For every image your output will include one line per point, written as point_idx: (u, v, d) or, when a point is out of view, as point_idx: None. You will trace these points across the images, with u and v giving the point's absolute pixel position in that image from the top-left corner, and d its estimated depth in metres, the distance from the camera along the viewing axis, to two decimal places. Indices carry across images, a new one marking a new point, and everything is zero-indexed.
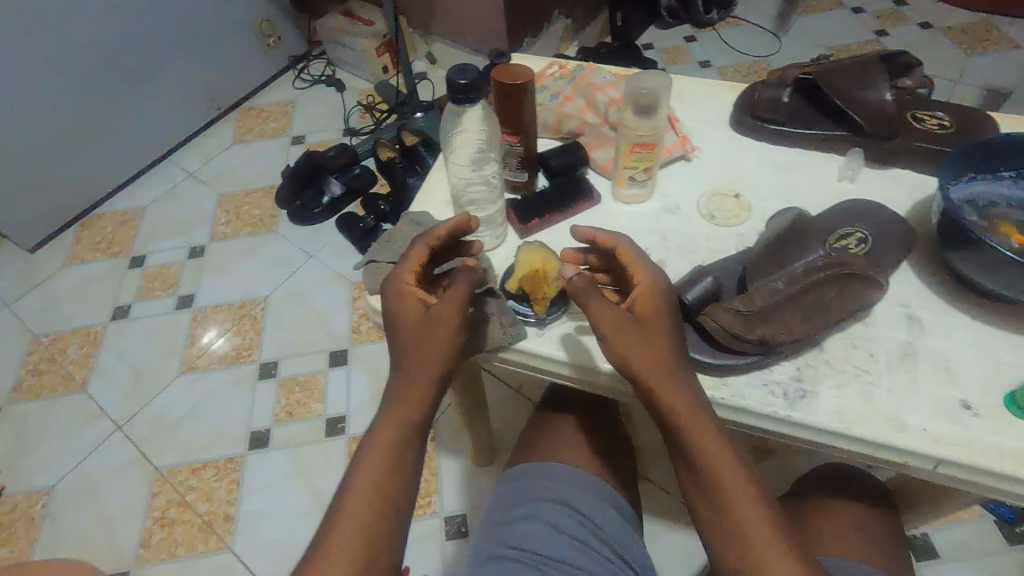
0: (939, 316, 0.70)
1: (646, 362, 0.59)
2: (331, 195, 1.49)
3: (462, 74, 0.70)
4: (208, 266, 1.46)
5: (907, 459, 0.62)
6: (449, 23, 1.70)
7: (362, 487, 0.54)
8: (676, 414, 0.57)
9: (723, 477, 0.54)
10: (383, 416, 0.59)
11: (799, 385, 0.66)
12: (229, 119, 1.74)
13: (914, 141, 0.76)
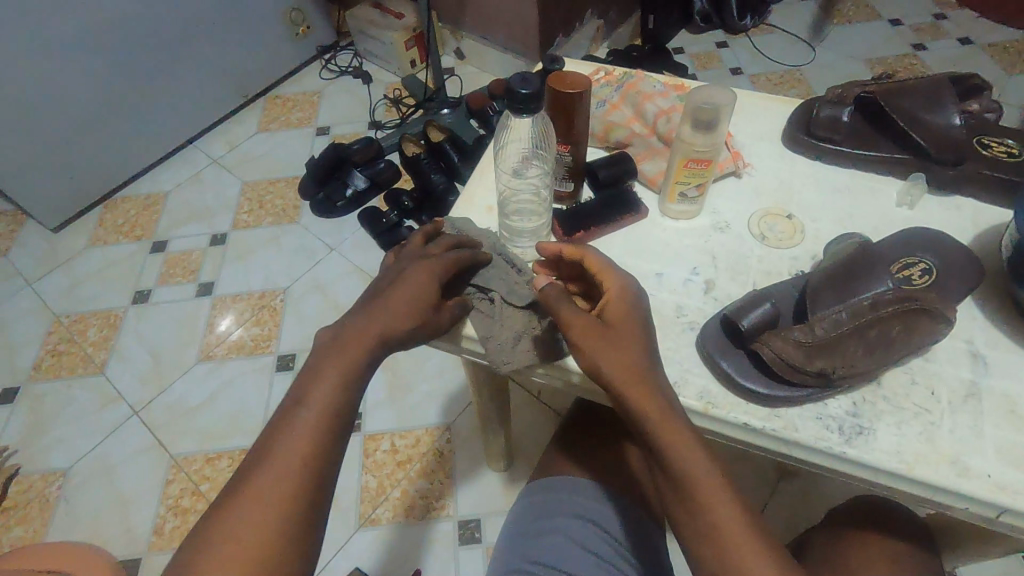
0: (1009, 355, 0.51)
1: (618, 371, 0.48)
2: (354, 188, 1.54)
3: (520, 81, 0.52)
4: (231, 252, 1.54)
5: (990, 511, 0.45)
6: (480, 17, 1.74)
7: (252, 534, 0.42)
8: (673, 446, 0.46)
9: (730, 531, 0.44)
10: (307, 388, 0.49)
11: (851, 419, 0.49)
12: (254, 107, 1.88)
13: (983, 169, 0.60)
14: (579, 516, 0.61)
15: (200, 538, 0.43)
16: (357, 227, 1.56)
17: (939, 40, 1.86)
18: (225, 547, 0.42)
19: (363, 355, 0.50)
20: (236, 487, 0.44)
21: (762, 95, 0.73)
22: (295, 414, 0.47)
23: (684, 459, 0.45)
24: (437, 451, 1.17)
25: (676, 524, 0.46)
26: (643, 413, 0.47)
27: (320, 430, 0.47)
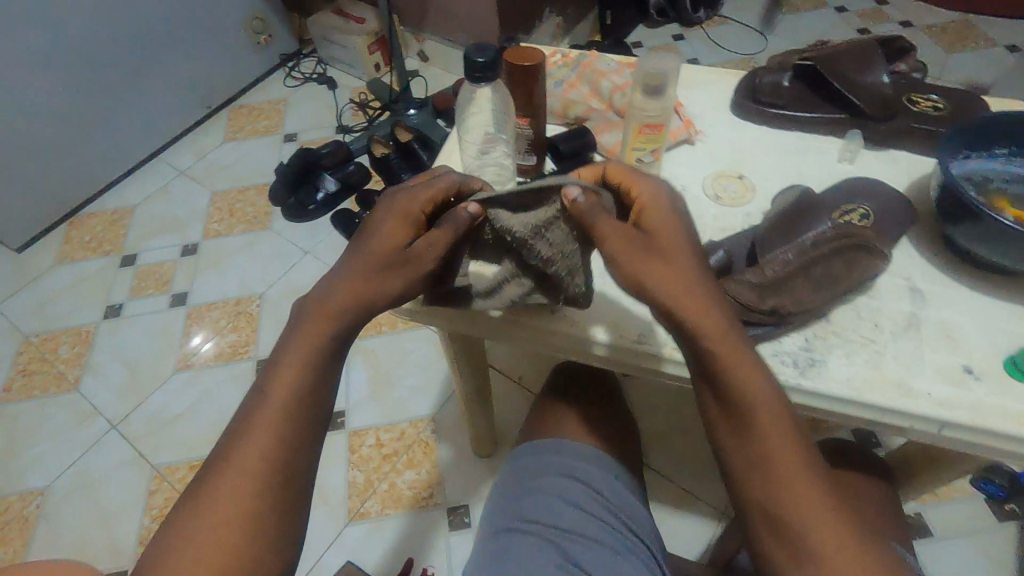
0: (945, 289, 0.56)
1: (667, 283, 0.48)
2: (325, 190, 1.56)
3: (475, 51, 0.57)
4: (204, 261, 1.53)
5: (934, 426, 0.49)
6: (442, 19, 1.76)
7: (229, 510, 0.43)
8: (730, 371, 0.47)
9: (778, 453, 0.45)
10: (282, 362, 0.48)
11: (807, 354, 0.52)
12: (219, 117, 1.88)
13: (912, 124, 0.64)
14: (564, 472, 0.63)
15: (178, 517, 0.43)
16: (330, 230, 1.56)
17: (881, 24, 1.94)
18: (203, 529, 0.42)
19: (342, 315, 0.50)
20: (214, 465, 0.45)
21: (711, 69, 0.77)
22: (270, 387, 0.47)
23: (744, 379, 0.47)
24: (422, 442, 1.18)
25: (725, 448, 0.47)
26: (700, 330, 0.47)
27: (296, 408, 0.47)
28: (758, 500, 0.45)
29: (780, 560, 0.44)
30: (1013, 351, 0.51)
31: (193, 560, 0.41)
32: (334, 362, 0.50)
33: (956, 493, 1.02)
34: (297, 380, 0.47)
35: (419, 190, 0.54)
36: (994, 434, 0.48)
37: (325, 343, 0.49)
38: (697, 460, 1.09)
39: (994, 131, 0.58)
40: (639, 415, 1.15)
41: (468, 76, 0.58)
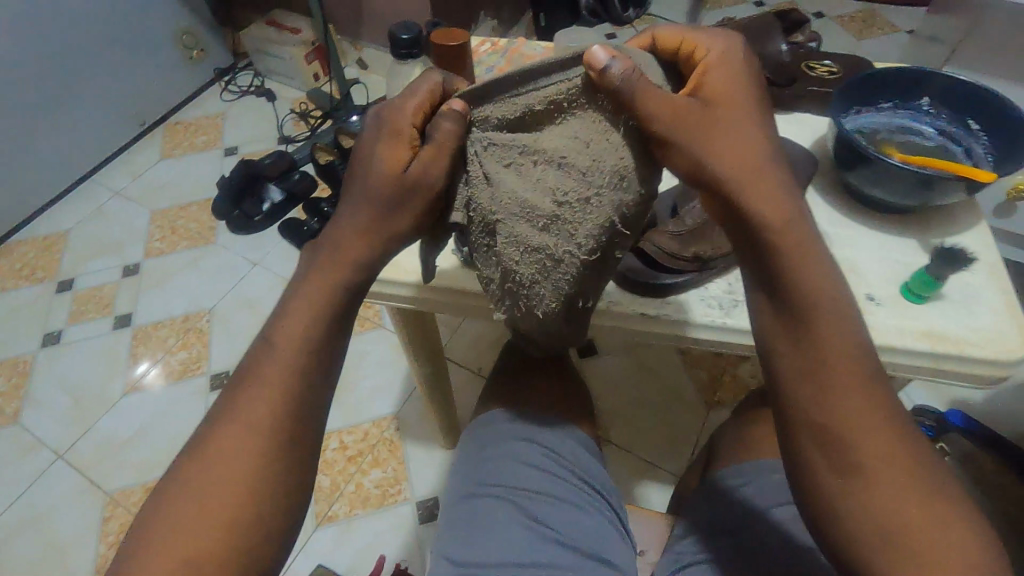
0: (847, 231, 0.62)
1: (726, 160, 0.46)
2: (271, 202, 1.55)
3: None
4: (147, 281, 1.48)
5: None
6: (378, 25, 1.77)
7: (232, 472, 0.43)
8: (788, 256, 0.46)
9: (833, 355, 0.44)
10: (285, 316, 0.47)
11: (730, 296, 0.62)
12: (154, 135, 1.83)
13: (810, 87, 0.71)
14: (518, 439, 0.65)
15: (183, 465, 0.45)
16: (279, 240, 1.54)
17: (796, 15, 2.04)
18: (206, 486, 0.43)
19: (350, 268, 0.48)
20: (215, 427, 0.45)
21: None
22: (271, 349, 0.46)
23: (796, 271, 0.46)
24: (386, 440, 1.18)
25: (776, 359, 0.46)
26: (762, 213, 0.46)
27: (296, 371, 0.46)
28: (806, 415, 0.45)
29: (824, 476, 0.44)
30: (907, 279, 0.59)
31: (196, 516, 0.42)
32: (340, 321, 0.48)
33: None
34: (299, 340, 0.46)
35: (404, 101, 0.49)
36: (895, 350, 0.55)
37: (331, 295, 0.47)
38: (655, 430, 1.14)
39: (875, 89, 0.66)
40: (597, 393, 1.19)
41: None
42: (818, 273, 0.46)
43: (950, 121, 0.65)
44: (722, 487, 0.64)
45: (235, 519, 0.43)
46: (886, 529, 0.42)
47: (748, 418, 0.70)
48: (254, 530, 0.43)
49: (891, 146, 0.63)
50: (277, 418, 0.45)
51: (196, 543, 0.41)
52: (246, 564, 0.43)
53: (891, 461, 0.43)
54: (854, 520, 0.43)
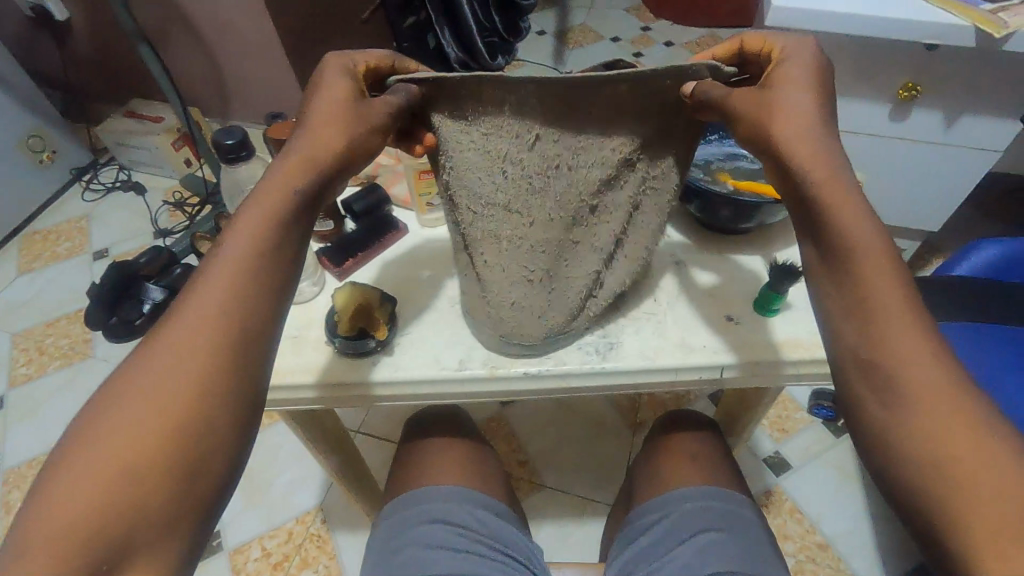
0: (700, 258, 0.69)
1: (792, 117, 0.45)
2: (150, 301, 1.41)
3: (223, 134, 0.59)
4: (15, 414, 1.32)
5: (716, 373, 0.60)
6: (246, 105, 1.71)
7: (145, 429, 0.36)
8: (838, 212, 0.42)
9: (882, 292, 0.39)
10: (213, 255, 0.42)
11: (605, 338, 0.62)
12: (9, 249, 1.67)
13: None
14: (433, 522, 0.61)
15: (73, 434, 0.36)
16: None
17: (649, 47, 2.12)
18: (138, 410, 0.36)
19: (284, 198, 0.45)
20: (148, 351, 0.39)
21: None
22: (218, 261, 0.42)
23: (851, 226, 0.41)
24: (313, 537, 1.10)
25: (819, 298, 0.43)
26: (807, 167, 0.43)
27: (246, 283, 0.41)
28: (850, 345, 0.40)
29: (862, 398, 0.39)
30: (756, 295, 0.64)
31: (119, 447, 0.35)
32: (273, 260, 0.43)
33: (799, 423, 1.19)
34: (227, 281, 0.41)
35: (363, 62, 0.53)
36: (762, 363, 0.60)
37: (283, 205, 0.44)
38: (588, 465, 1.14)
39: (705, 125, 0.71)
40: (524, 439, 1.19)
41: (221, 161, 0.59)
42: (862, 227, 0.41)
43: None
44: (642, 524, 0.65)
45: (169, 449, 0.36)
46: (931, 455, 0.35)
47: (652, 452, 0.72)
48: (190, 465, 0.36)
49: (724, 173, 0.69)
50: (225, 332, 0.40)
51: (124, 476, 0.35)
52: (177, 507, 0.36)
53: (930, 387, 0.37)
54: (896, 449, 0.37)
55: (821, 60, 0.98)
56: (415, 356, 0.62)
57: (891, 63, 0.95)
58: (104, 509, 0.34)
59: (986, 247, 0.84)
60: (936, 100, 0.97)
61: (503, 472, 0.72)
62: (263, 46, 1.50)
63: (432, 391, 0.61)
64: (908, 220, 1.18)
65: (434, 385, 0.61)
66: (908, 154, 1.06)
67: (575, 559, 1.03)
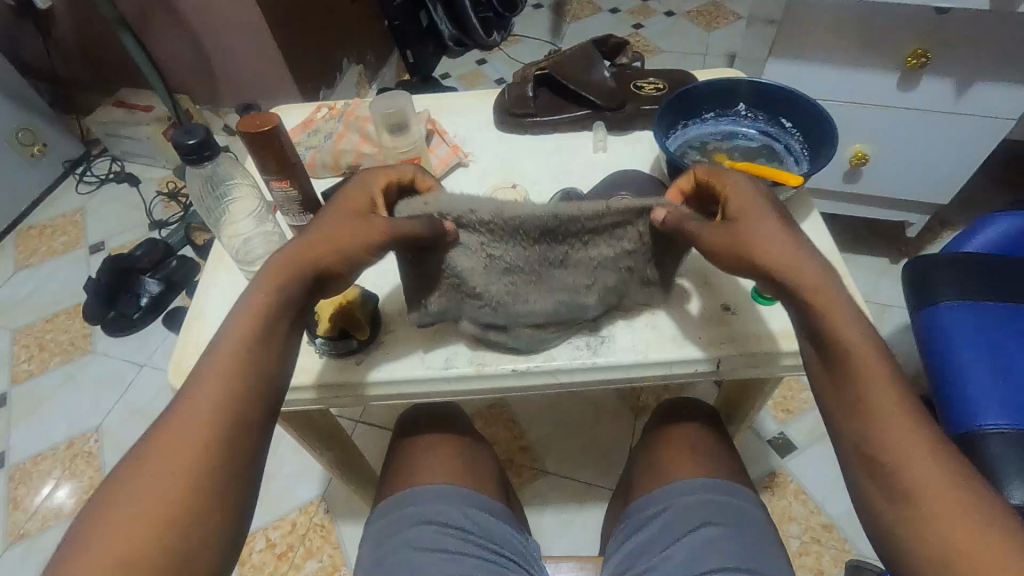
0: None
1: (781, 261, 0.45)
2: (149, 294, 1.42)
3: (183, 133, 0.55)
4: (18, 411, 1.33)
5: (713, 365, 0.58)
6: (234, 91, 1.67)
7: (163, 491, 0.38)
8: (868, 373, 0.42)
9: (881, 407, 0.41)
10: (221, 338, 0.44)
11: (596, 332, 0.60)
12: (5, 246, 1.66)
13: (642, 105, 0.76)
14: (425, 522, 0.60)
15: (111, 487, 0.39)
16: (164, 334, 1.42)
17: (649, 17, 2.05)
18: (156, 480, 0.39)
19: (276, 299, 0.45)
20: (153, 438, 0.41)
21: (478, 96, 0.84)
22: (221, 338, 0.44)
23: (841, 328, 0.43)
24: (317, 527, 1.11)
25: (816, 389, 0.45)
26: (785, 272, 0.44)
27: (247, 349, 0.43)
28: (851, 439, 0.42)
29: (873, 499, 0.41)
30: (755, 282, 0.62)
31: (132, 528, 0.37)
32: (276, 343, 0.45)
33: (805, 404, 1.16)
34: (237, 357, 0.43)
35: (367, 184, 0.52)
36: (758, 356, 0.57)
37: (282, 288, 0.45)
38: (588, 451, 1.13)
39: (697, 104, 0.70)
40: (525, 426, 1.18)
41: (183, 160, 0.55)
42: (884, 386, 0.42)
43: (767, 121, 0.70)
44: (638, 520, 0.64)
45: (193, 491, 0.39)
46: (950, 540, 0.37)
47: (651, 444, 0.71)
48: (203, 539, 0.38)
49: (722, 155, 0.67)
50: (236, 411, 0.42)
51: (146, 530, 0.37)
52: (209, 535, 0.39)
53: (922, 465, 0.40)
54: (918, 544, 0.39)
55: (825, 28, 0.93)
56: (401, 354, 0.60)
57: (899, 28, 0.90)
58: (141, 537, 0.37)
59: (1001, 221, 0.80)
60: (947, 66, 0.92)
61: (495, 466, 0.71)
62: (249, 30, 1.46)
63: (418, 387, 0.59)
64: (916, 193, 1.14)
65: (418, 380, 0.59)
66: (920, 126, 1.02)
67: (576, 545, 1.03)
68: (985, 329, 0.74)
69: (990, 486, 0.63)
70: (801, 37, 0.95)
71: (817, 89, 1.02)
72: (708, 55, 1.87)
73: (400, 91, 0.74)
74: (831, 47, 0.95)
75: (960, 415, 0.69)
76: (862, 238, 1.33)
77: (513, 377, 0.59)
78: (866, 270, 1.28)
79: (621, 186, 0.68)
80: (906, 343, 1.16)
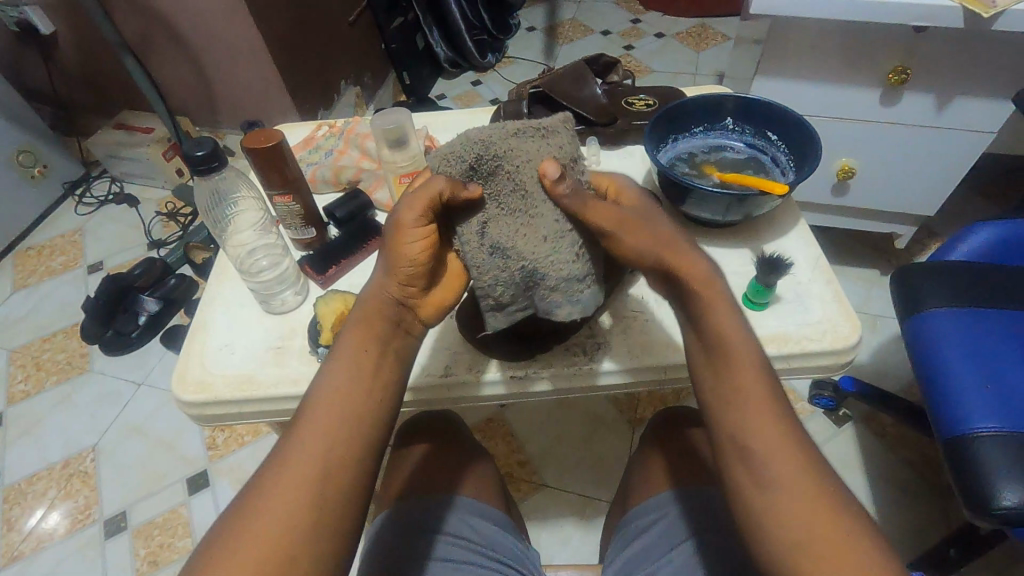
0: None
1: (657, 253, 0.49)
2: (149, 313, 1.42)
3: (193, 145, 0.57)
4: (13, 432, 1.32)
5: None
6: (234, 113, 1.70)
7: (265, 539, 0.40)
8: (734, 381, 0.47)
9: (759, 421, 0.45)
10: (327, 384, 0.47)
11: (594, 338, 0.62)
12: (3, 267, 1.66)
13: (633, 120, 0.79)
14: (438, 537, 0.60)
15: (219, 534, 0.41)
16: (162, 352, 1.43)
17: (640, 40, 2.10)
18: (259, 529, 0.40)
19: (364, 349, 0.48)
20: (254, 486, 0.42)
21: (474, 113, 0.87)
22: (325, 389, 0.46)
23: (727, 335, 0.48)
24: None
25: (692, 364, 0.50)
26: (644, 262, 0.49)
27: (345, 403, 0.45)
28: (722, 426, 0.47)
29: (736, 474, 0.45)
30: (745, 289, 0.64)
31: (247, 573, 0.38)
32: (375, 394, 0.47)
33: (801, 413, 1.14)
34: (338, 410, 0.45)
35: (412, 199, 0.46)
36: None
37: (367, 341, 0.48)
38: (585, 463, 1.13)
39: (686, 119, 0.73)
40: (524, 440, 1.18)
41: (192, 172, 0.57)
42: (761, 394, 0.46)
43: (754, 134, 0.73)
44: (637, 526, 0.65)
45: (290, 540, 0.40)
46: (793, 498, 0.43)
47: (648, 451, 0.72)
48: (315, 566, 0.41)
49: (711, 166, 0.69)
50: (335, 457, 0.43)
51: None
52: None
53: None
54: (767, 508, 0.43)
55: (810, 47, 0.96)
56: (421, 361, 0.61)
57: (880, 46, 0.94)
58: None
59: (983, 230, 0.82)
60: (927, 83, 0.96)
61: (498, 474, 0.72)
62: (250, 54, 1.49)
63: (420, 387, 0.60)
64: (903, 205, 1.17)
65: (419, 380, 0.60)
66: (902, 140, 1.05)
67: (574, 559, 1.03)
68: (971, 334, 0.75)
69: (979, 489, 0.64)
70: (786, 56, 0.99)
71: (804, 106, 1.05)
72: (697, 75, 1.92)
73: (397, 110, 0.72)
74: (815, 66, 0.99)
75: (949, 420, 0.70)
76: (852, 250, 1.36)
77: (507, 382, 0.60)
78: (856, 281, 1.31)
79: None
80: (897, 354, 1.17)
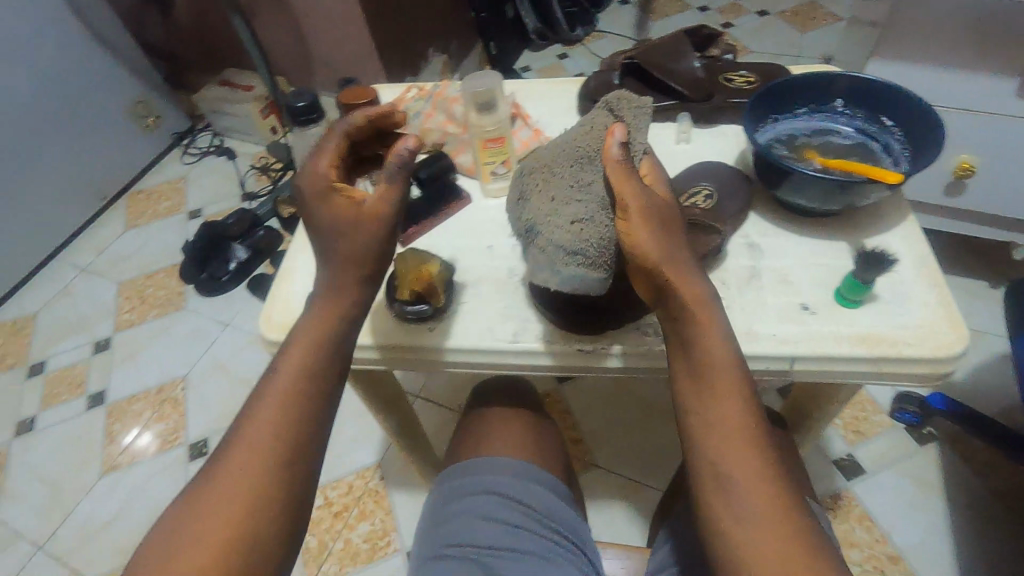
0: (779, 238, 0.64)
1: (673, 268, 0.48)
2: (238, 260, 1.53)
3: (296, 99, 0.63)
4: (118, 356, 1.47)
5: (785, 362, 0.56)
6: (327, 75, 1.76)
7: (235, 498, 0.42)
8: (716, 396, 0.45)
9: (728, 437, 0.44)
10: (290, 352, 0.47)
11: None
12: (117, 207, 1.83)
13: (730, 97, 0.75)
14: (494, 498, 0.62)
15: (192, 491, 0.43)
16: (247, 297, 1.53)
17: (740, 17, 1.98)
18: (225, 489, 0.42)
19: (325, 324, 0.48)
20: (230, 443, 0.44)
21: (562, 83, 0.85)
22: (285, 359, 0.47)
23: (706, 345, 0.47)
24: (371, 492, 1.14)
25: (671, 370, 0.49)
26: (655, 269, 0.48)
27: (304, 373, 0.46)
28: (699, 451, 0.45)
29: (705, 486, 0.44)
30: (840, 284, 0.60)
31: (229, 525, 0.41)
32: (331, 364, 0.47)
33: (879, 426, 1.07)
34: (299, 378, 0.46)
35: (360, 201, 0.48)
36: (833, 359, 0.55)
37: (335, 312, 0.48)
38: (639, 449, 1.12)
39: (790, 99, 0.68)
40: (580, 418, 1.18)
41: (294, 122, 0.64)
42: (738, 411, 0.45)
43: (867, 120, 0.67)
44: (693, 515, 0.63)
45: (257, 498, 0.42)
46: (757, 521, 0.41)
47: None
48: (275, 542, 0.42)
49: (811, 151, 0.65)
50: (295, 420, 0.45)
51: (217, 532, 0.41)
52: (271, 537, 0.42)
53: None
54: (732, 528, 0.42)
55: (939, 27, 0.87)
56: (464, 331, 0.62)
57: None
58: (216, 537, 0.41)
59: None
60: None
61: (557, 446, 0.72)
62: (346, 17, 1.53)
63: (480, 351, 0.61)
64: None
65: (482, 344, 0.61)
66: None
67: (618, 542, 1.02)
68: None
69: None
70: (908, 37, 0.90)
71: (922, 94, 0.95)
72: (800, 58, 1.79)
73: (484, 73, 0.74)
74: (943, 50, 0.89)
75: None
76: (960, 258, 1.24)
77: (574, 355, 0.60)
78: (960, 292, 1.19)
79: (708, 180, 0.67)
80: (999, 374, 1.07)
